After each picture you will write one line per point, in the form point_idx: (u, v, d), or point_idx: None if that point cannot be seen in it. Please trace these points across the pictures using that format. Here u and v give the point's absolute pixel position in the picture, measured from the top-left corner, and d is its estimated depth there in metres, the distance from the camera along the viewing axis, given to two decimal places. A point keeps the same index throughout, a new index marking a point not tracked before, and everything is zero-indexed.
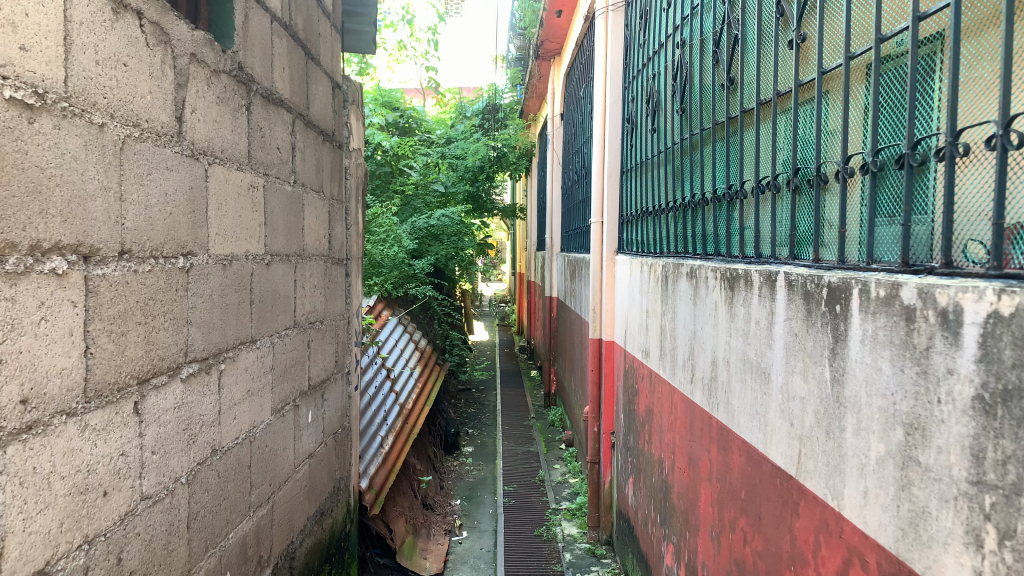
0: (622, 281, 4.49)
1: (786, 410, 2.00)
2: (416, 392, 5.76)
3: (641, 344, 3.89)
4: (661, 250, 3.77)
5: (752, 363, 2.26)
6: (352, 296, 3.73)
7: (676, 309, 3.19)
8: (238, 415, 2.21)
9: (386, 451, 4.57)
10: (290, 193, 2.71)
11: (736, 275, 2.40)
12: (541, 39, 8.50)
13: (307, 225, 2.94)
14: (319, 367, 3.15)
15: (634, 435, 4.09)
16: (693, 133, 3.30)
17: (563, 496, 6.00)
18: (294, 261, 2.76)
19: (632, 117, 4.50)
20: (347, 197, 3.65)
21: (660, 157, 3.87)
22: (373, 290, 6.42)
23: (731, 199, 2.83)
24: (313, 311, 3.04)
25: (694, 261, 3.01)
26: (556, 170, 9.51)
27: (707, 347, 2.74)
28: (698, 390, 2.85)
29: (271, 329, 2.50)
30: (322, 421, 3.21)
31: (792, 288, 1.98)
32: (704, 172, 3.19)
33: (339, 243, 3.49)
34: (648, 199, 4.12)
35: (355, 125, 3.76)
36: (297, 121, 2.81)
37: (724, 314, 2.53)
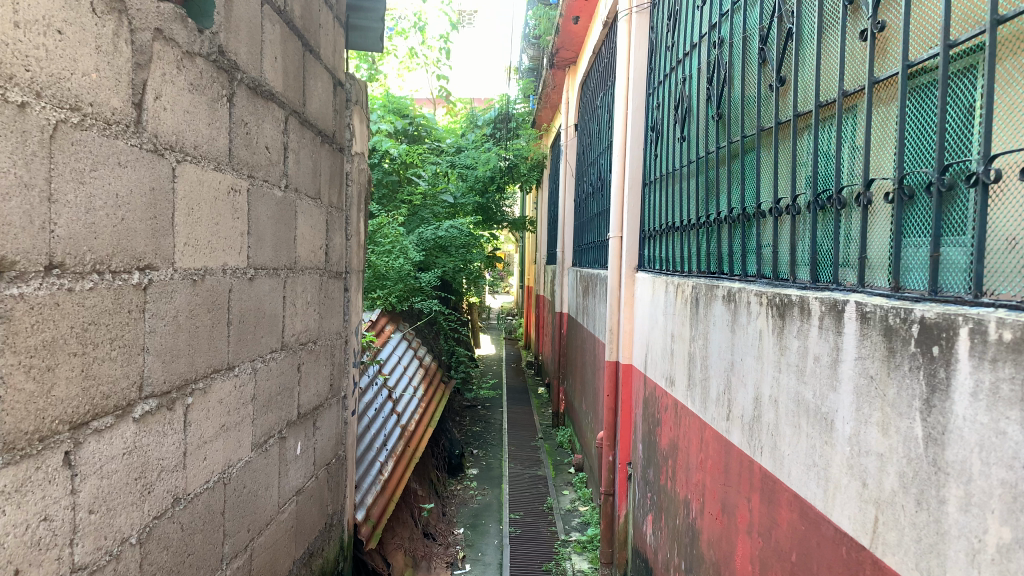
0: (643, 300, 4.18)
1: (856, 465, 1.68)
2: (418, 413, 5.44)
3: (664, 371, 3.57)
4: (690, 268, 3.45)
5: (810, 406, 1.94)
6: (351, 312, 3.43)
7: (710, 336, 2.87)
8: (208, 456, 1.91)
9: (385, 478, 4.25)
10: (280, 199, 2.42)
11: (791, 302, 2.09)
12: (556, 47, 8.25)
13: (300, 234, 2.65)
14: (310, 394, 2.84)
15: (654, 469, 3.76)
16: (731, 140, 2.98)
17: (573, 526, 5.66)
18: (284, 276, 2.46)
19: (657, 125, 4.19)
20: (348, 205, 3.35)
21: (688, 167, 3.57)
22: (376, 304, 6.11)
23: (779, 216, 2.52)
24: (306, 330, 2.74)
25: (732, 284, 2.69)
26: (569, 182, 9.22)
27: (748, 382, 2.42)
28: (735, 429, 2.53)
29: (252, 353, 2.19)
30: (312, 452, 2.90)
31: (866, 322, 1.67)
32: (743, 185, 2.87)
33: (337, 255, 3.18)
34: (674, 214, 3.81)
35: (358, 127, 3.46)
36: (292, 119, 2.51)
37: (772, 345, 2.22)
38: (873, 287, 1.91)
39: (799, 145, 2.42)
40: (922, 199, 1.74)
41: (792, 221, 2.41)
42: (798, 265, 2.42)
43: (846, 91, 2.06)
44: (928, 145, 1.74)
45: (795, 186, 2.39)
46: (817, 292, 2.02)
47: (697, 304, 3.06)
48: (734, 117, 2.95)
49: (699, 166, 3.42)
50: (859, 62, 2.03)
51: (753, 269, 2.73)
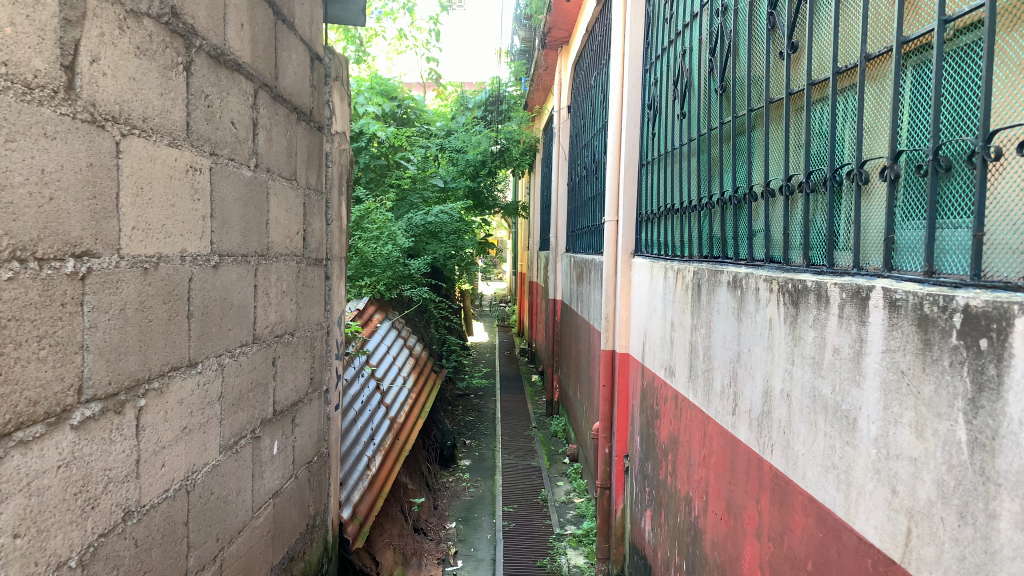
0: (641, 286, 4.01)
1: (883, 470, 1.51)
2: (408, 405, 5.28)
3: (664, 361, 3.40)
4: (691, 253, 3.27)
5: (828, 403, 1.77)
6: (333, 302, 3.24)
7: (713, 324, 2.70)
8: (168, 462, 1.73)
9: (373, 474, 4.08)
10: (250, 180, 2.22)
11: (807, 288, 1.91)
12: (549, 26, 8.03)
13: (274, 218, 2.46)
14: (287, 388, 2.65)
15: (653, 463, 3.60)
16: (737, 115, 2.80)
17: (567, 518, 5.51)
18: (255, 263, 2.28)
19: (654, 102, 4.00)
20: (327, 187, 3.16)
21: (689, 145, 3.38)
22: (364, 292, 5.91)
23: (790, 195, 2.34)
24: (281, 321, 2.55)
25: (737, 269, 2.52)
26: (562, 166, 9.03)
27: (757, 375, 2.26)
28: (742, 425, 2.37)
29: (218, 348, 2.01)
30: (291, 451, 2.72)
31: (895, 311, 1.50)
32: (750, 162, 2.68)
33: (316, 241, 3.00)
34: (673, 196, 3.63)
35: (339, 105, 3.26)
36: (262, 92, 2.31)
37: (785, 336, 2.05)
38: (901, 270, 1.72)
39: (813, 117, 2.23)
40: (961, 171, 1.54)
41: (805, 200, 2.22)
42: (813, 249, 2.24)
43: (869, 54, 1.85)
44: (968, 109, 1.54)
45: (809, 162, 2.20)
46: (838, 276, 1.83)
47: (700, 290, 2.88)
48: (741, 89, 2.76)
49: (701, 145, 3.23)
50: (885, 22, 1.83)
51: (762, 253, 2.55)
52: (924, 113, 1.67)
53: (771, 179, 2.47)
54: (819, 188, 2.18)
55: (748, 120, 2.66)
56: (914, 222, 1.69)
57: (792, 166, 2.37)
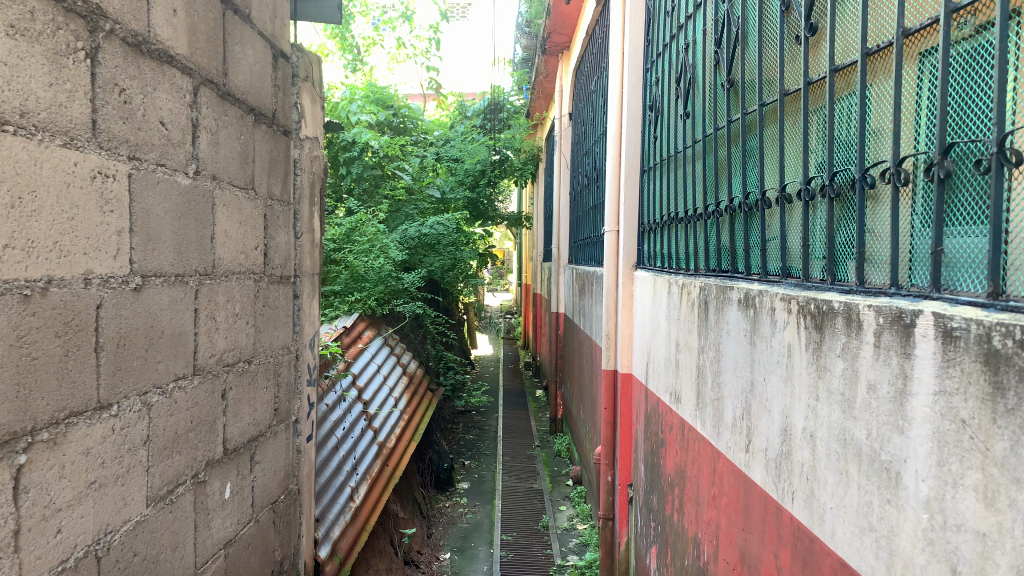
0: (643, 300, 3.70)
1: (938, 542, 1.21)
2: (400, 427, 5.00)
3: (669, 386, 3.10)
4: (697, 266, 2.97)
5: (863, 452, 1.46)
6: (304, 323, 2.95)
7: (722, 347, 2.39)
8: (67, 526, 1.44)
9: (357, 505, 3.77)
10: (188, 189, 1.94)
11: (835, 311, 1.61)
12: (548, 30, 7.77)
13: (222, 232, 2.17)
14: (242, 423, 2.36)
15: (658, 495, 3.29)
16: (746, 112, 2.51)
17: (569, 548, 5.19)
18: (195, 284, 1.99)
19: (655, 103, 3.71)
20: (296, 197, 2.88)
21: (693, 147, 3.08)
22: (354, 308, 5.63)
23: (810, 201, 2.04)
24: (233, 349, 2.27)
25: (748, 285, 2.22)
26: (563, 175, 8.76)
27: (774, 409, 1.95)
28: (756, 465, 2.07)
29: (144, 385, 1.72)
30: (247, 492, 2.43)
31: (952, 343, 1.19)
32: (763, 164, 2.38)
33: (281, 257, 2.72)
34: (677, 203, 3.33)
35: (309, 108, 2.99)
36: (205, 90, 2.04)
37: (808, 365, 1.74)
38: (955, 291, 1.42)
39: (837, 111, 1.94)
40: None
41: (830, 206, 1.93)
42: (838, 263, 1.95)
43: (909, 29, 1.55)
44: None
45: (833, 162, 1.91)
46: (874, 296, 1.53)
47: (707, 308, 2.58)
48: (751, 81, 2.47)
49: (706, 146, 2.94)
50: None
51: (779, 267, 2.25)
52: (982, 98, 1.38)
53: (787, 183, 2.18)
54: (846, 192, 1.89)
55: (759, 117, 2.37)
56: (973, 231, 1.40)
57: (814, 167, 2.08)
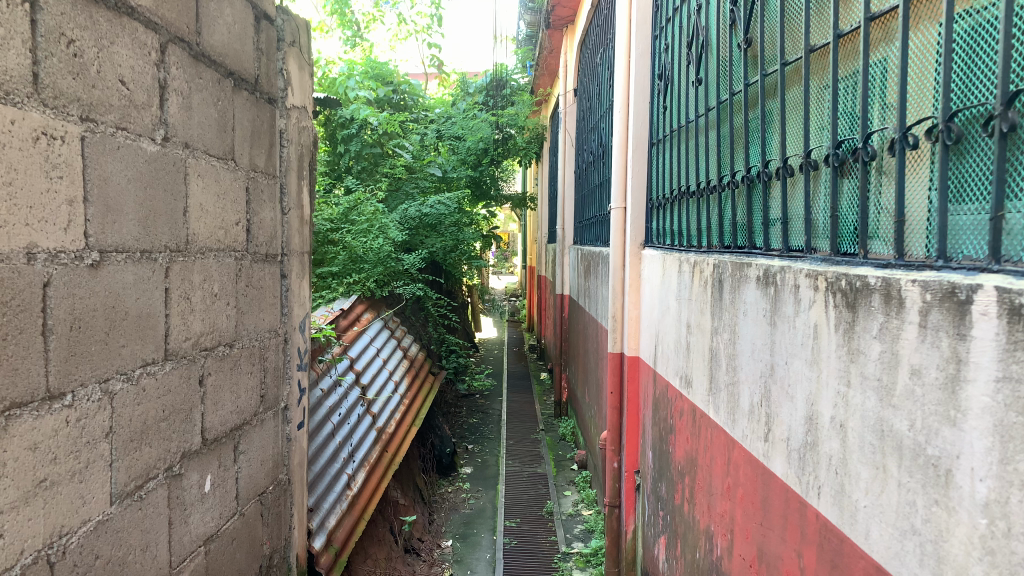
0: (652, 279, 3.53)
1: (999, 552, 1.05)
2: (400, 412, 4.87)
3: (679, 369, 2.94)
4: (710, 242, 2.79)
5: (904, 447, 1.29)
6: (293, 304, 2.80)
7: (738, 328, 2.23)
8: (12, 530, 1.29)
9: (354, 494, 3.62)
10: (155, 156, 1.77)
11: (871, 289, 1.44)
12: (552, 4, 7.54)
13: (195, 206, 2.00)
14: (223, 412, 2.21)
15: (667, 484, 3.13)
16: (765, 73, 2.33)
17: (574, 535, 5.06)
18: (165, 261, 1.83)
19: (664, 71, 3.53)
20: (282, 170, 2.71)
21: (707, 115, 2.90)
22: (352, 289, 5.46)
23: (841, 166, 1.88)
24: (212, 332, 2.11)
25: (767, 260, 2.05)
26: (568, 153, 8.56)
27: (797, 396, 1.78)
28: (776, 455, 1.90)
29: (107, 371, 1.57)
30: (231, 484, 2.28)
31: (1020, 322, 1.02)
32: (786, 129, 2.21)
33: (266, 234, 2.55)
34: (688, 176, 3.16)
35: (296, 76, 2.82)
36: (175, 48, 1.87)
37: (839, 348, 1.56)
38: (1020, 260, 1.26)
39: (871, 69, 1.77)
40: None
41: (863, 171, 1.77)
42: (872, 236, 1.79)
43: None
44: None
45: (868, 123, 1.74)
46: (919, 269, 1.36)
47: (721, 286, 2.41)
48: (773, 37, 2.28)
49: (721, 114, 2.77)
50: None
51: (803, 242, 2.09)
52: None
53: (813, 147, 2.01)
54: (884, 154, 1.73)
55: (780, 78, 2.19)
56: None
57: (846, 129, 1.91)
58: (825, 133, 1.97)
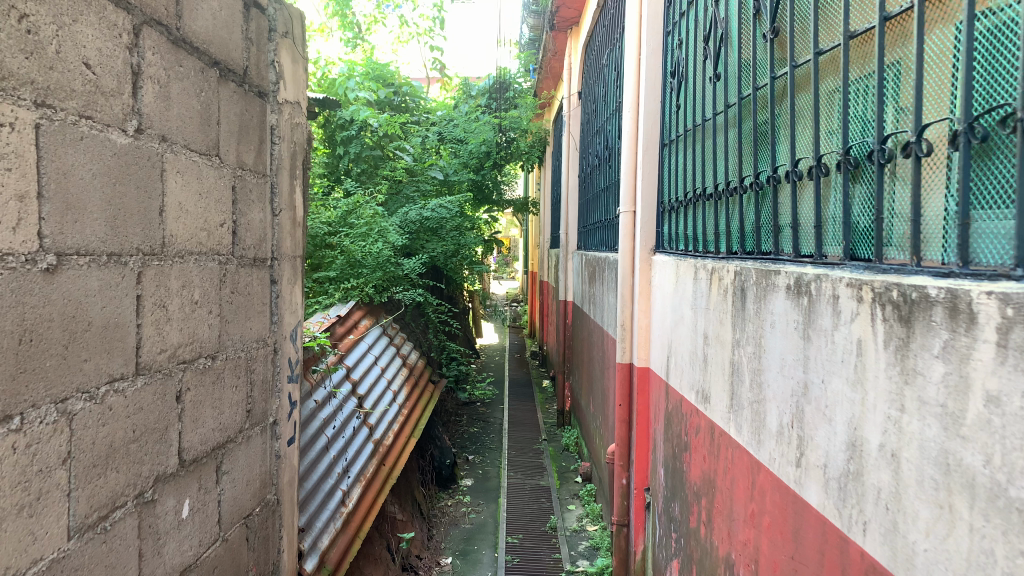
0: (663, 287, 3.35)
1: None
2: (398, 422, 4.69)
3: (694, 383, 2.76)
4: (732, 247, 2.62)
5: (979, 485, 1.11)
6: (284, 312, 2.63)
7: (765, 341, 2.05)
8: None
9: (348, 511, 3.44)
10: (127, 148, 1.60)
11: (932, 302, 1.26)
12: (557, 5, 7.38)
13: (174, 205, 1.83)
14: (204, 430, 2.03)
15: (681, 504, 2.95)
16: (795, 64, 2.16)
17: (579, 551, 4.88)
18: (137, 265, 1.66)
19: (678, 68, 3.36)
20: (273, 169, 2.54)
21: (727, 111, 2.73)
22: (350, 295, 5.28)
23: (885, 162, 1.70)
24: (192, 343, 1.94)
25: (799, 267, 1.87)
26: (572, 157, 8.39)
27: (837, 419, 1.60)
28: (810, 483, 1.73)
29: (65, 389, 1.40)
30: (213, 508, 2.11)
31: None
32: (822, 125, 2.04)
33: (255, 237, 2.38)
34: (705, 177, 2.99)
35: (289, 68, 2.65)
36: (151, 32, 1.70)
37: (889, 369, 1.39)
38: None
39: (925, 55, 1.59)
40: None
41: (914, 166, 1.59)
42: (926, 242, 1.61)
43: None
44: None
45: (922, 115, 1.56)
46: (994, 279, 1.18)
47: (744, 296, 2.23)
48: (805, 23, 2.11)
49: (743, 111, 2.60)
50: None
51: (840, 247, 1.92)
52: None
53: (854, 143, 1.83)
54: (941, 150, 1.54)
55: (813, 68, 2.02)
56: None
57: (892, 121, 1.73)
58: (868, 127, 1.80)
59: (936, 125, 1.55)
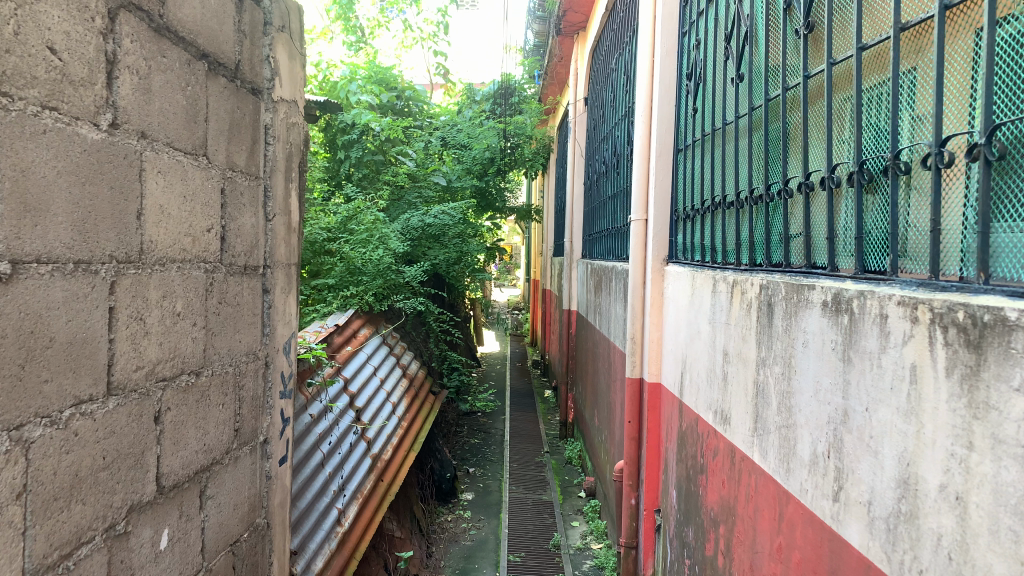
0: (678, 299, 3.19)
1: None
2: (397, 436, 4.53)
3: (712, 403, 2.60)
4: (758, 259, 2.46)
5: None
6: (277, 323, 2.47)
7: (796, 362, 1.90)
8: None
9: (344, 531, 3.27)
10: (100, 145, 1.45)
11: (1010, 327, 1.10)
12: (563, 10, 7.24)
13: (155, 208, 1.68)
14: (186, 452, 1.87)
15: (696, 529, 2.78)
16: (833, 61, 2.00)
17: (584, 571, 4.70)
18: (111, 275, 1.50)
19: (695, 69, 3.21)
20: (267, 171, 2.38)
21: (751, 113, 2.58)
22: (350, 303, 5.11)
23: (944, 167, 1.54)
24: (173, 358, 1.78)
25: (838, 282, 1.72)
26: (577, 164, 8.24)
27: (886, 453, 1.44)
28: (851, 520, 1.57)
29: (21, 414, 1.24)
30: (195, 537, 1.94)
31: None
32: (867, 126, 1.87)
33: (246, 243, 2.22)
34: (726, 184, 2.83)
35: (285, 65, 2.50)
36: (131, 19, 1.55)
37: (953, 401, 1.22)
38: None
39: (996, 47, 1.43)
40: None
41: (981, 172, 1.44)
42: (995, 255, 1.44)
43: None
44: None
45: (994, 114, 1.39)
46: None
47: (772, 311, 2.08)
48: (846, 17, 1.95)
49: (770, 113, 2.45)
50: None
51: (885, 261, 1.77)
52: None
53: (903, 147, 1.67)
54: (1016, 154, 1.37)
55: (855, 65, 1.86)
56: None
57: (950, 122, 1.57)
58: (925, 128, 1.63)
59: (1010, 126, 1.38)
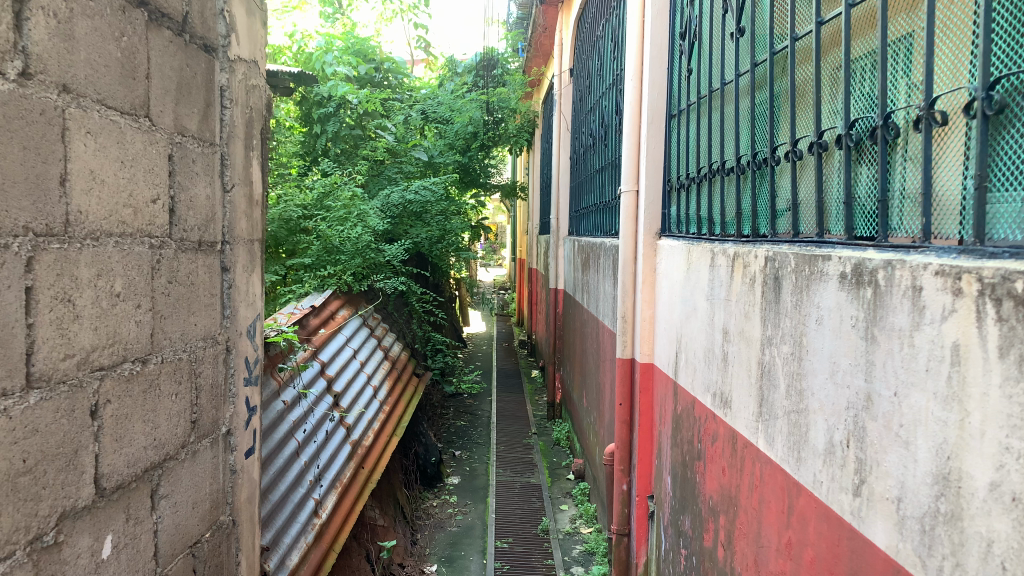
0: (672, 274, 3.01)
1: None
2: (379, 421, 4.35)
3: (710, 384, 2.44)
4: (763, 230, 2.28)
5: None
6: (239, 304, 2.26)
7: (808, 341, 1.73)
8: None
9: (322, 523, 3.09)
10: (7, 97, 1.23)
11: None
12: None
13: (85, 172, 1.46)
14: (133, 449, 1.67)
15: (693, 518, 2.62)
16: (853, 3, 1.80)
17: (574, 557, 4.56)
18: (28, 251, 1.29)
19: (690, 28, 3.01)
20: (223, 138, 2.16)
21: (753, 71, 2.39)
22: (328, 283, 4.89)
23: (992, 114, 1.35)
24: (114, 345, 1.58)
25: (858, 251, 1.54)
26: (563, 138, 8.02)
27: (920, 444, 1.26)
28: (876, 518, 1.40)
29: None
30: (148, 542, 1.75)
31: None
32: (893, 75, 1.68)
33: (200, 216, 2.01)
34: (725, 150, 2.64)
35: (243, 20, 2.27)
36: None
37: (1011, 386, 1.04)
38: None
39: None
40: None
41: None
42: None
43: None
44: None
45: None
46: None
47: (779, 285, 1.91)
48: None
49: (775, 68, 2.26)
50: None
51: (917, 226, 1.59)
52: None
53: (937, 95, 1.49)
54: None
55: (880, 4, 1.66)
56: None
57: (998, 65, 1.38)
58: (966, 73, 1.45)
59: None
